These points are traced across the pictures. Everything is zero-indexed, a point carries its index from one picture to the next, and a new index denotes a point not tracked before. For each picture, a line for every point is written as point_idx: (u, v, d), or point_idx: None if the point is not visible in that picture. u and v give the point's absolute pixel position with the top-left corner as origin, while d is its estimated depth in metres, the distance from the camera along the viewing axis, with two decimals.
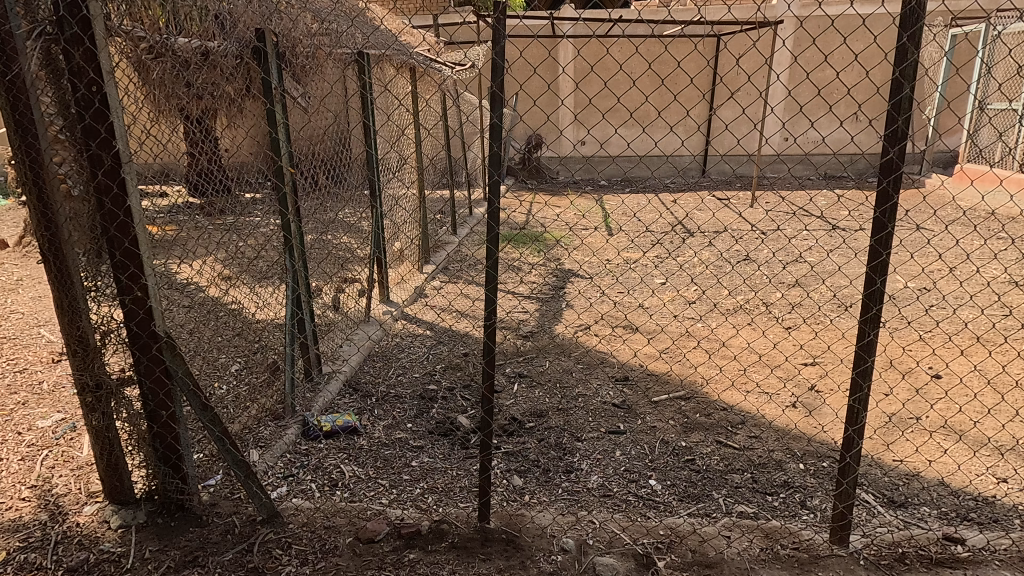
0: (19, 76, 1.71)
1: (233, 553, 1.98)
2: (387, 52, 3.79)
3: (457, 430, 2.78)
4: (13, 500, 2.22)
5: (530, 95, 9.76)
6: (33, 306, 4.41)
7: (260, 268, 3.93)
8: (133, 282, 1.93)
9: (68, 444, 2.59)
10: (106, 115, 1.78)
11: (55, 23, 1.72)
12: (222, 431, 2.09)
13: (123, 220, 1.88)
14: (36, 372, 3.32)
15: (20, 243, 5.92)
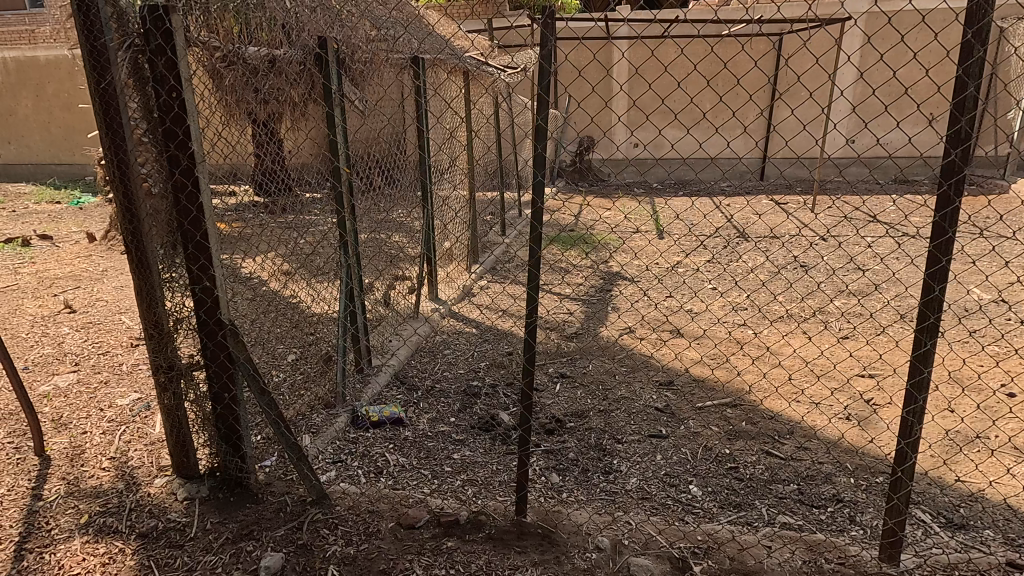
0: (110, 83, 1.88)
1: (285, 529, 2.10)
2: (440, 57, 3.95)
3: (498, 426, 2.84)
4: (95, 469, 2.45)
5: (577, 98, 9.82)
6: (116, 295, 4.80)
7: (316, 263, 4.13)
8: (203, 273, 2.09)
9: (142, 421, 2.82)
10: (184, 119, 1.94)
11: (142, 35, 1.90)
12: (278, 415, 2.23)
13: (196, 215, 2.04)
14: (117, 355, 3.63)
15: (106, 237, 6.43)
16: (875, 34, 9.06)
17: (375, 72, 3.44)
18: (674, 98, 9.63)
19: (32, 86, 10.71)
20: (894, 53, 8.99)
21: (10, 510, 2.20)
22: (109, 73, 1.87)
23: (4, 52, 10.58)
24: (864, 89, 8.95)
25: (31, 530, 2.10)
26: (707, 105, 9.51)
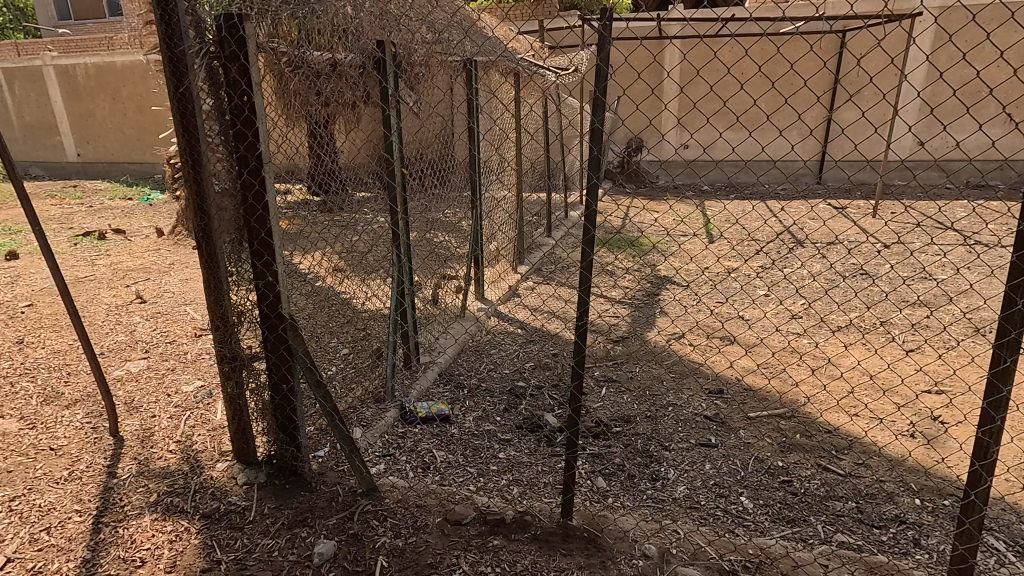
0: (188, 88, 1.98)
1: (337, 518, 2.17)
2: (494, 58, 3.97)
3: (544, 428, 2.85)
4: (163, 451, 2.60)
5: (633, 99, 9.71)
6: (181, 287, 5.06)
7: (368, 261, 4.25)
8: (266, 268, 2.17)
9: (205, 407, 2.98)
10: (254, 121, 2.03)
11: (218, 43, 2.00)
12: (332, 407, 2.31)
13: (261, 213, 2.12)
14: (182, 344, 3.83)
15: (173, 232, 6.80)
16: (956, 32, 8.54)
17: (430, 74, 3.50)
18: (733, 99, 9.40)
19: (110, 89, 11.43)
20: (979, 53, 8.46)
21: (89, 485, 2.36)
22: (186, 78, 1.98)
23: (85, 57, 11.33)
24: (940, 89, 8.46)
25: (107, 505, 2.24)
26: (768, 106, 9.24)
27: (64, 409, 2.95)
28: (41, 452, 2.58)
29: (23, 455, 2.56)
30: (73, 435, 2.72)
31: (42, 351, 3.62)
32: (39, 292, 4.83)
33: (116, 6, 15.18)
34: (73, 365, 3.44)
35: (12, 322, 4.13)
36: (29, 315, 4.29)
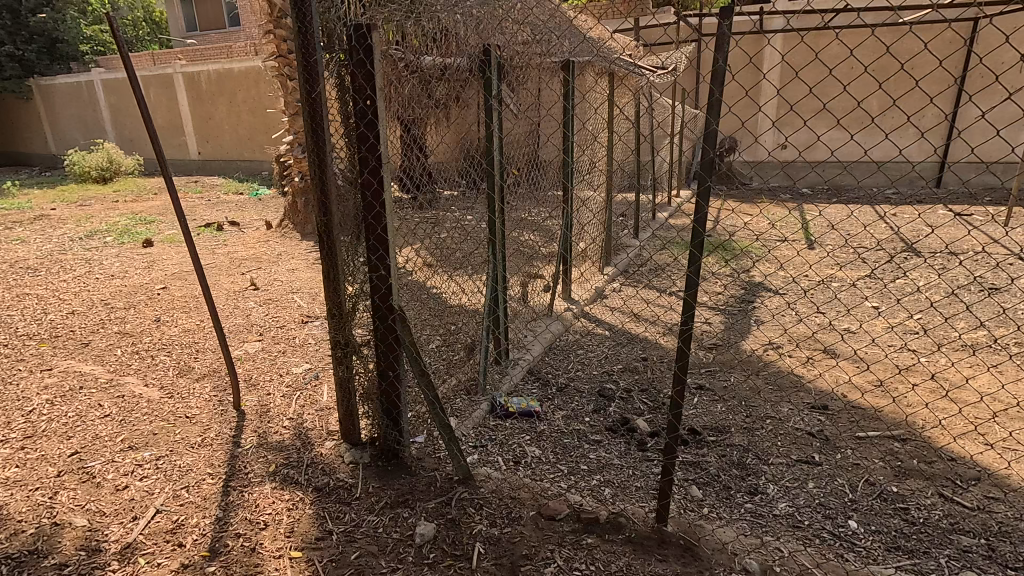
0: (320, 93, 2.13)
1: (435, 503, 2.27)
2: (592, 58, 3.96)
3: (634, 432, 2.82)
4: (279, 426, 2.84)
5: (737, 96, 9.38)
6: (288, 276, 5.47)
7: (460, 257, 4.39)
8: (380, 262, 2.30)
9: (314, 389, 3.21)
10: (376, 124, 2.14)
11: (347, 50, 2.13)
12: (435, 396, 2.42)
13: (378, 211, 2.24)
14: (291, 329, 4.15)
15: (280, 225, 7.36)
16: None
17: (530, 76, 3.54)
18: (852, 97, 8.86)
19: (227, 94, 12.52)
20: None
21: (219, 452, 2.62)
22: (319, 85, 2.14)
23: (209, 65, 12.48)
24: None
25: (234, 471, 2.48)
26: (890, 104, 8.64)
27: (195, 382, 3.29)
28: (179, 419, 2.90)
29: (165, 420, 2.88)
30: (203, 406, 3.02)
31: (175, 329, 4.05)
32: (171, 276, 5.40)
33: (235, 18, 16.61)
34: (201, 343, 3.83)
35: (150, 302, 4.65)
36: (164, 296, 4.81)
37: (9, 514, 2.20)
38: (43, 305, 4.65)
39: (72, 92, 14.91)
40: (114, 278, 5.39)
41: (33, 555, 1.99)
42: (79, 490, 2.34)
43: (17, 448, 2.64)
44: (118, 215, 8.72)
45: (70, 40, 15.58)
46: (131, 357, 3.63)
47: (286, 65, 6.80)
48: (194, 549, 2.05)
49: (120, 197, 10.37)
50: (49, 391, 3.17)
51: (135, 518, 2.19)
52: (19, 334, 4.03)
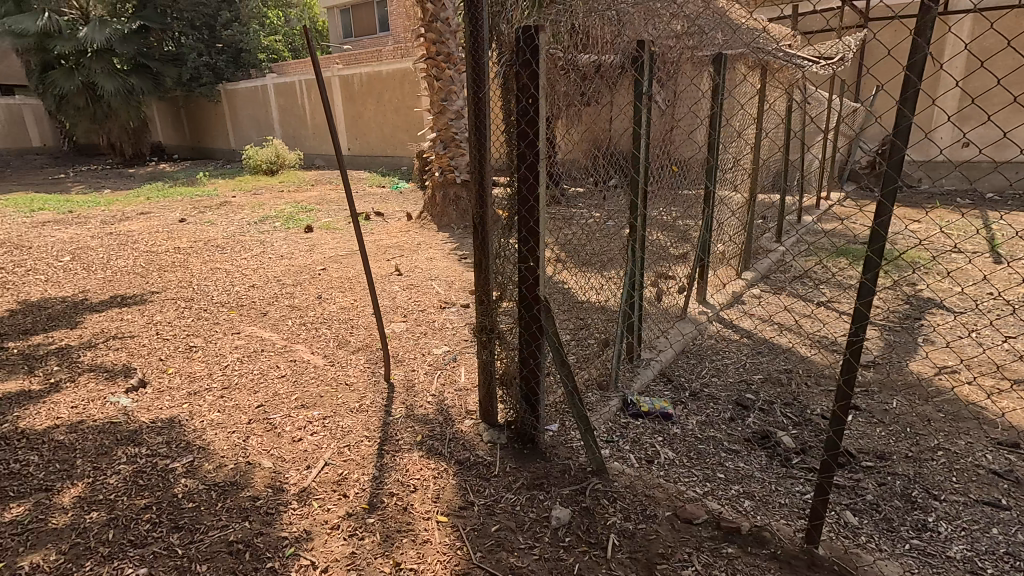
0: (485, 93, 2.27)
1: (569, 490, 2.34)
2: (747, 49, 3.72)
3: (777, 446, 2.66)
4: (424, 401, 3.08)
5: (928, 89, 8.35)
6: (426, 264, 5.86)
7: (593, 253, 4.41)
8: (530, 254, 2.38)
9: (453, 370, 3.43)
10: (537, 121, 2.21)
11: (513, 53, 2.23)
12: (573, 388, 2.46)
13: (532, 205, 2.32)
14: (431, 313, 4.45)
15: (419, 217, 7.88)
16: None
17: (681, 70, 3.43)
18: None
19: (376, 95, 13.62)
20: None
21: (373, 418, 2.91)
22: (485, 86, 2.26)
23: (362, 69, 13.66)
24: None
25: (386, 437, 2.74)
26: None
27: (351, 354, 3.67)
28: (340, 385, 3.26)
29: (329, 385, 3.26)
30: (360, 376, 3.37)
31: (334, 306, 4.54)
32: (328, 259, 6.04)
33: (385, 23, 17.96)
34: (355, 320, 4.25)
35: (313, 281, 5.25)
36: (323, 276, 5.40)
37: (214, 449, 2.63)
38: (230, 279, 5.44)
39: (251, 95, 17.12)
40: (283, 259, 6.15)
41: (233, 486, 2.37)
42: (265, 437, 2.74)
43: (217, 396, 3.14)
44: (284, 203, 9.90)
45: (252, 49, 17.90)
46: (300, 327, 4.14)
47: (434, 66, 7.24)
48: (356, 501, 2.31)
49: (285, 187, 11.75)
50: (239, 351, 3.72)
51: (309, 467, 2.52)
52: (214, 301, 4.76)
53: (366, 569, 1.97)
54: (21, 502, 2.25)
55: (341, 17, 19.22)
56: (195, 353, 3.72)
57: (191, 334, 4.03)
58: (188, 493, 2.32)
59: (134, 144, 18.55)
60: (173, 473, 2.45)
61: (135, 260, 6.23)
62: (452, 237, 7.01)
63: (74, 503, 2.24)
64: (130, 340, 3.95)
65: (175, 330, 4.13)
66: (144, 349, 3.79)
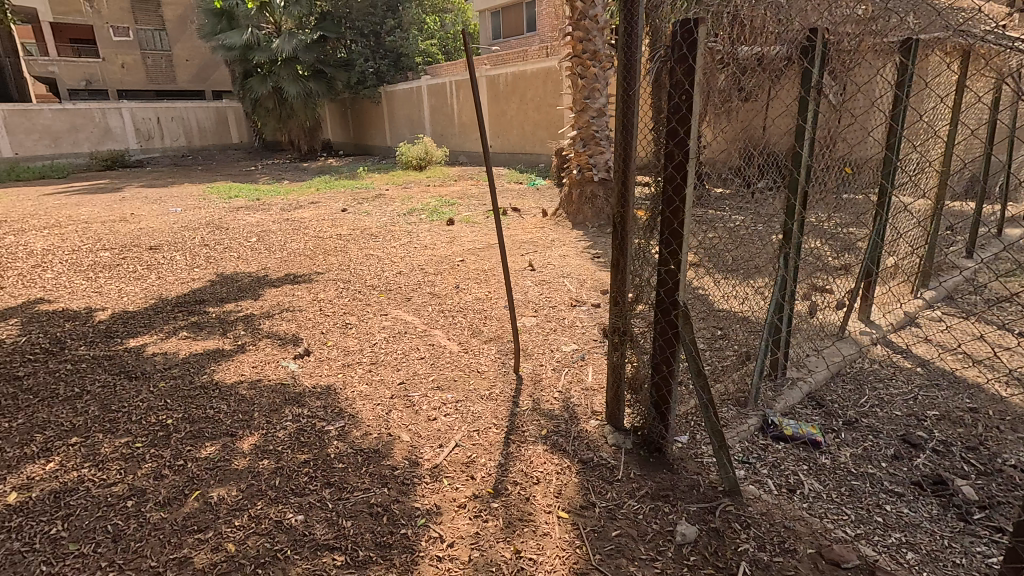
0: (634, 90, 2.21)
1: (697, 507, 2.22)
2: (947, 33, 3.20)
3: (953, 496, 2.28)
4: (550, 396, 3.12)
5: None
6: (559, 261, 5.91)
7: (737, 260, 4.13)
8: (671, 256, 2.28)
9: (580, 368, 3.44)
10: (689, 119, 2.10)
11: (669, 47, 2.13)
12: (708, 400, 2.31)
13: (677, 206, 2.21)
14: (561, 310, 4.49)
15: (554, 214, 7.97)
16: None
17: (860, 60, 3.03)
18: None
19: (519, 94, 13.99)
20: None
21: (502, 407, 3.02)
22: (635, 83, 2.21)
23: (508, 68, 14.11)
24: None
25: (513, 427, 2.83)
26: None
27: (484, 343, 3.83)
28: (472, 371, 3.43)
29: (462, 370, 3.44)
30: (491, 364, 3.51)
31: (470, 296, 4.77)
32: (467, 251, 6.36)
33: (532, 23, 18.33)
34: (489, 311, 4.43)
35: (452, 271, 5.56)
36: (462, 267, 5.70)
37: (362, 418, 2.91)
38: (381, 265, 5.97)
39: (406, 97, 18.53)
40: (427, 249, 6.59)
41: (376, 454, 2.60)
42: (404, 412, 2.97)
43: (366, 370, 3.47)
44: (430, 197, 10.60)
45: (410, 53, 19.35)
46: (439, 313, 4.42)
47: (579, 64, 7.24)
48: (483, 484, 2.41)
49: (431, 182, 12.57)
50: (386, 331, 4.07)
51: (441, 446, 2.68)
52: (366, 284, 5.26)
53: (488, 551, 2.05)
54: (213, 442, 2.68)
55: (491, 19, 20.03)
56: (350, 330, 4.14)
57: (347, 312, 4.49)
58: (338, 454, 2.59)
59: (308, 140, 21.07)
60: (328, 434, 2.75)
61: (305, 243, 7.09)
62: (585, 235, 6.99)
63: (252, 449, 2.62)
64: (299, 313, 4.51)
65: (334, 307, 4.64)
66: (309, 322, 4.30)
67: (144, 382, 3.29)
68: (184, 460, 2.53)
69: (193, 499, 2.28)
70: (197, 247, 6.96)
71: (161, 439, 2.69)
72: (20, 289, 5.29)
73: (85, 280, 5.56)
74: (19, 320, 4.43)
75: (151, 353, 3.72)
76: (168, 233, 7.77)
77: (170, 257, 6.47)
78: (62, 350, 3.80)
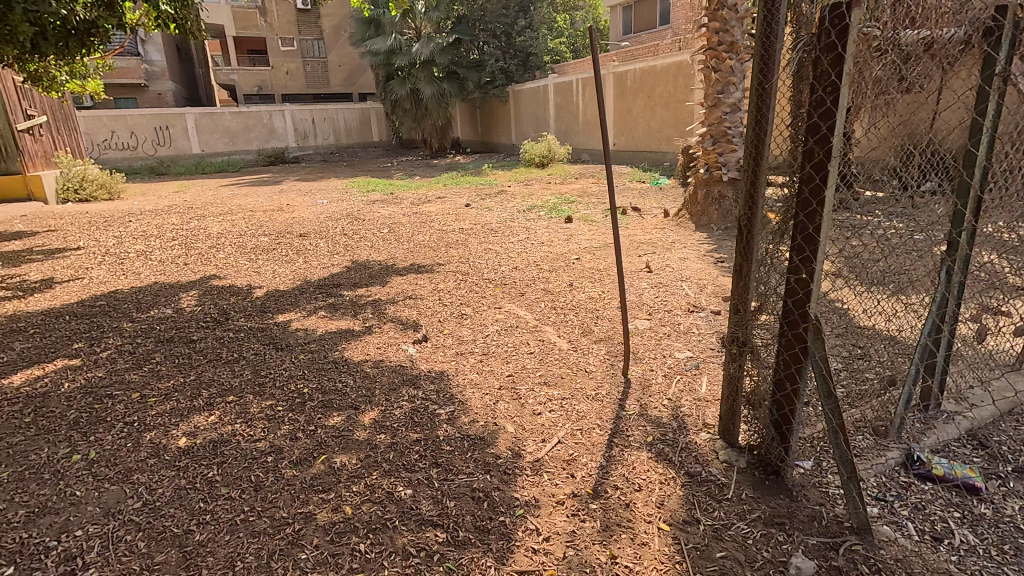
0: (771, 83, 2.05)
1: (817, 541, 2.03)
2: None
3: None
4: (659, 403, 3.01)
5: None
6: (679, 264, 5.66)
7: (886, 272, 3.67)
8: (803, 265, 2.08)
9: (693, 377, 3.28)
10: (834, 114, 1.90)
11: (815, 35, 1.95)
12: (839, 425, 2.08)
13: (814, 209, 2.00)
14: (677, 315, 4.31)
15: (676, 215, 7.66)
16: None
17: None
18: None
19: (647, 90, 13.59)
20: None
21: (608, 408, 2.97)
22: (773, 76, 2.05)
23: (637, 64, 13.76)
24: None
25: (618, 430, 2.78)
26: None
27: (594, 342, 3.80)
28: (580, 370, 3.42)
29: (569, 368, 3.44)
30: (599, 365, 3.47)
31: (583, 295, 4.75)
32: (583, 250, 6.32)
33: (666, 17, 17.69)
34: (601, 311, 4.38)
35: (566, 269, 5.58)
36: (577, 265, 5.68)
37: (471, 405, 3.03)
38: (498, 259, 6.15)
39: (533, 95, 18.82)
40: (543, 245, 6.67)
41: (482, 441, 2.70)
42: (510, 404, 3.05)
43: (478, 360, 3.61)
44: (550, 194, 10.68)
45: (539, 52, 19.62)
46: (552, 310, 4.45)
47: (714, 57, 6.88)
48: (582, 484, 2.40)
49: (552, 179, 12.67)
50: (499, 323, 4.20)
51: (544, 441, 2.71)
52: (484, 277, 5.45)
53: (583, 551, 2.04)
54: (340, 412, 2.96)
55: (623, 15, 19.66)
56: (465, 320, 4.33)
57: (464, 303, 4.69)
58: (446, 437, 2.73)
59: (439, 139, 22.25)
60: (439, 417, 2.91)
61: (430, 236, 7.52)
62: (709, 238, 6.63)
63: (371, 423, 2.85)
64: (420, 301, 4.80)
65: (452, 298, 4.87)
66: (429, 310, 4.56)
67: (287, 353, 3.71)
68: (314, 426, 2.82)
69: (320, 462, 2.53)
70: (337, 235, 7.68)
71: (298, 405, 3.02)
72: (199, 265, 6.22)
73: (247, 261, 6.39)
74: (198, 292, 5.21)
75: (296, 328, 4.19)
76: (314, 222, 8.66)
77: (315, 244, 7.21)
78: (226, 320, 4.41)
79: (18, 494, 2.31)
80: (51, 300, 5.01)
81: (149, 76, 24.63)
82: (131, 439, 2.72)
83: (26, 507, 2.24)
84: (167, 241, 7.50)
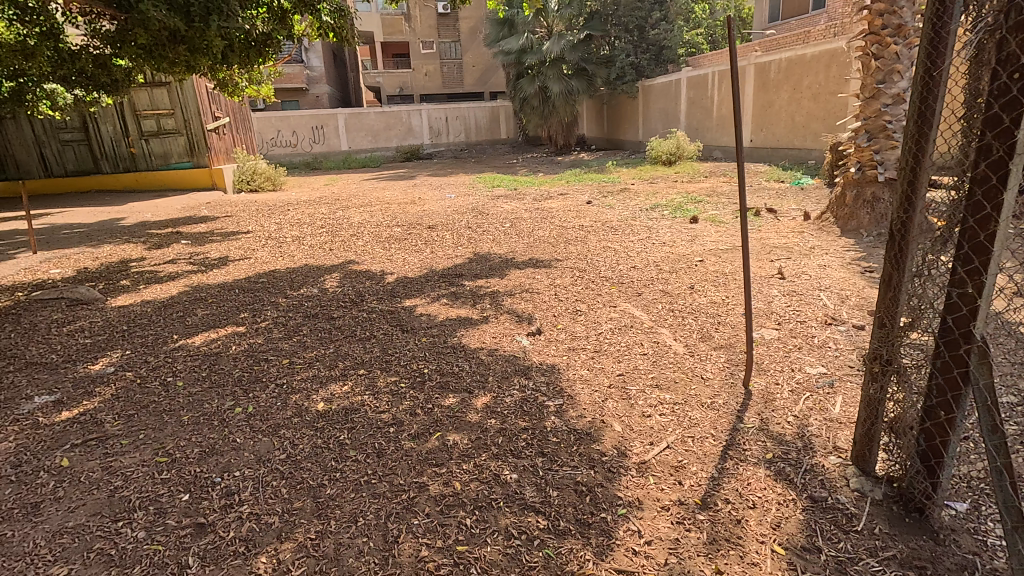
0: (941, 70, 1.81)
1: None
2: None
3: None
4: (782, 419, 2.80)
5: None
6: (818, 272, 5.17)
7: None
8: (968, 278, 1.81)
9: (824, 396, 2.99)
10: (1020, 103, 1.62)
11: (1002, 13, 1.68)
12: (1005, 465, 1.80)
13: (988, 213, 1.73)
14: (811, 326, 3.95)
15: (819, 218, 6.99)
16: None
17: None
18: None
19: (793, 82, 12.48)
20: None
21: (723, 419, 2.82)
22: (944, 61, 1.81)
23: (783, 53, 12.69)
24: None
25: (733, 442, 2.63)
26: None
27: (713, 349, 3.62)
28: (696, 376, 3.27)
29: (684, 373, 3.32)
30: (717, 373, 3.30)
31: (704, 299, 4.53)
32: (708, 251, 6.02)
33: (820, 0, 16.12)
34: (723, 317, 4.15)
35: (688, 270, 5.35)
36: (700, 268, 5.43)
37: (580, 400, 3.05)
38: (617, 257, 6.06)
39: (664, 90, 18.14)
40: (665, 245, 6.44)
41: (588, 436, 2.71)
42: (619, 403, 3.01)
43: (589, 356, 3.61)
44: (676, 193, 10.27)
45: (674, 45, 18.86)
46: (669, 312, 4.30)
47: (875, 42, 6.10)
48: (690, 492, 2.31)
49: (680, 178, 12.16)
50: (613, 322, 4.15)
51: (652, 444, 2.65)
52: (601, 275, 5.41)
53: (687, 561, 1.97)
54: (455, 394, 3.13)
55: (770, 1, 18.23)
56: (579, 316, 4.34)
57: (579, 300, 4.70)
58: (553, 428, 2.77)
59: (565, 136, 22.32)
60: (547, 408, 2.97)
61: (550, 231, 7.62)
62: (856, 245, 5.96)
63: (483, 407, 2.98)
64: (537, 295, 4.89)
65: (567, 294, 4.90)
66: (544, 304, 4.63)
67: (412, 335, 4.00)
68: (431, 405, 3.02)
69: (434, 438, 2.71)
70: (463, 228, 8.05)
71: (418, 384, 3.25)
72: (341, 251, 6.88)
73: (382, 249, 6.95)
74: (340, 275, 5.79)
75: (421, 313, 4.49)
76: (442, 215, 9.17)
77: (442, 235, 7.64)
78: (362, 301, 4.85)
79: (195, 435, 2.76)
80: (226, 275, 5.85)
81: (308, 80, 27.70)
82: (281, 399, 3.12)
83: (200, 446, 2.67)
84: (317, 228, 8.38)
